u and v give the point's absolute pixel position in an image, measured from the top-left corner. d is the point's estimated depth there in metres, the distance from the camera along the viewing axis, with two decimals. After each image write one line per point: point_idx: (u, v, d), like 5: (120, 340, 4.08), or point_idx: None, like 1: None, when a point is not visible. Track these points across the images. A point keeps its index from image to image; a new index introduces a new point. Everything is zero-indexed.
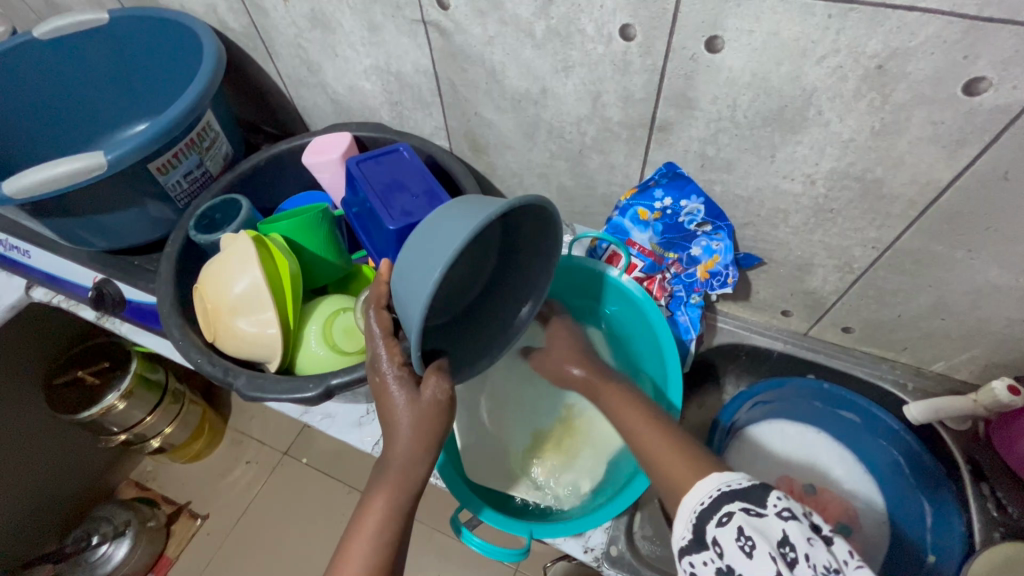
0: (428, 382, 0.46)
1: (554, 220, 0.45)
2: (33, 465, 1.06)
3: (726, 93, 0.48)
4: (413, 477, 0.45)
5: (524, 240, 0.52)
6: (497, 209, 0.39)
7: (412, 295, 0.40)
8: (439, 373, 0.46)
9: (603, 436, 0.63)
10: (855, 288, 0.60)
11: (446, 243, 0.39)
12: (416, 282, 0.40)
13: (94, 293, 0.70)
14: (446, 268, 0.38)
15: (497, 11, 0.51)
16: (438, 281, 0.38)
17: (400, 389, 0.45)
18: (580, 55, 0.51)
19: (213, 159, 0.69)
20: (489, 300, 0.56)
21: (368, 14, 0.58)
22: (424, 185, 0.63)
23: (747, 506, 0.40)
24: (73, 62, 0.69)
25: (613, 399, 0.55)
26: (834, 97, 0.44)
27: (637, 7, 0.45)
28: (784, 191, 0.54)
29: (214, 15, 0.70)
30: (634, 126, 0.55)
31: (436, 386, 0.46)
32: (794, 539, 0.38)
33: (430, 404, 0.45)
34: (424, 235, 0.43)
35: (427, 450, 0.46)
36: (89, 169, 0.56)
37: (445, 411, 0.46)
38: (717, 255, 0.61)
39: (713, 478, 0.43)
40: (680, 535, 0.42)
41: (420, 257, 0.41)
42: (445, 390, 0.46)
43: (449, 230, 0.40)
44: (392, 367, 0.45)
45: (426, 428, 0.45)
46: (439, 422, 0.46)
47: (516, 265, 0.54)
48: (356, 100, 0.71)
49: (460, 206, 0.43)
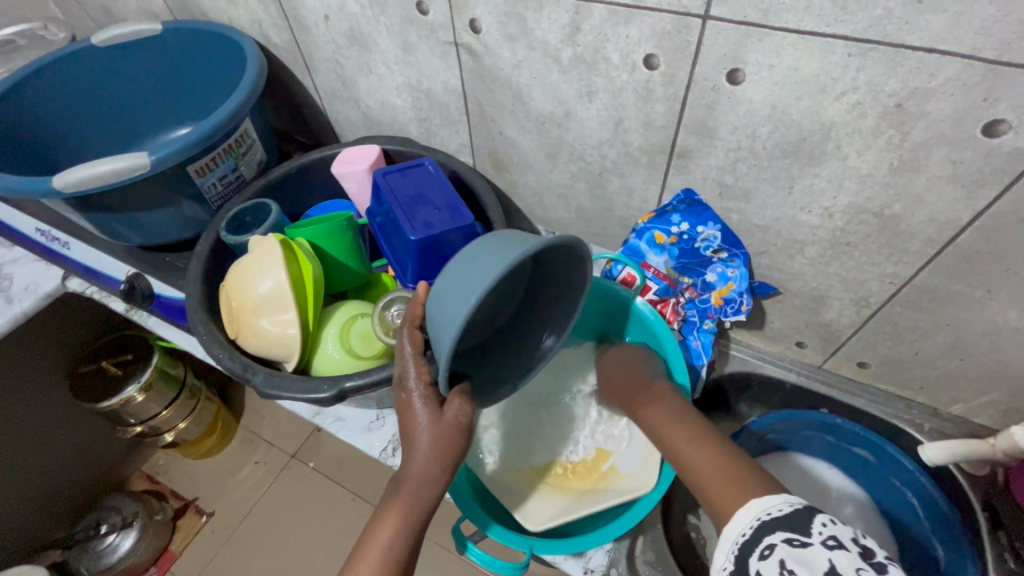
0: (451, 404, 0.47)
1: (584, 258, 0.47)
2: (52, 449, 1.09)
3: (746, 123, 0.49)
4: (426, 496, 0.46)
5: (554, 271, 0.52)
6: (534, 246, 0.41)
7: (446, 318, 0.42)
8: (461, 397, 0.48)
9: (588, 500, 0.59)
10: (871, 323, 0.60)
11: (482, 273, 0.41)
12: (453, 308, 0.42)
13: (126, 286, 0.73)
14: (481, 298, 0.40)
15: (526, 36, 0.53)
16: (473, 308, 0.40)
17: (424, 407, 0.47)
18: (604, 81, 0.53)
19: (248, 164, 0.72)
20: (520, 324, 0.56)
21: (403, 35, 0.61)
22: (447, 200, 0.63)
23: (790, 536, 0.41)
24: (127, 69, 0.74)
25: (653, 416, 0.54)
26: (853, 132, 0.45)
27: (661, 38, 0.47)
28: (801, 222, 0.54)
29: (259, 30, 0.73)
30: (655, 151, 0.56)
31: (459, 409, 0.47)
32: (841, 568, 0.38)
33: (451, 424, 0.47)
34: (462, 262, 0.44)
35: (444, 470, 0.47)
36: (133, 169, 0.59)
37: (464, 434, 0.47)
38: (732, 283, 0.61)
39: (750, 508, 0.43)
40: (722, 566, 0.44)
41: (454, 282, 0.43)
42: (466, 413, 0.47)
43: (486, 260, 0.42)
44: (419, 386, 0.47)
45: (443, 449, 0.46)
46: (458, 444, 0.47)
47: (545, 292, 0.54)
48: (386, 115, 0.74)
49: (499, 239, 0.45)
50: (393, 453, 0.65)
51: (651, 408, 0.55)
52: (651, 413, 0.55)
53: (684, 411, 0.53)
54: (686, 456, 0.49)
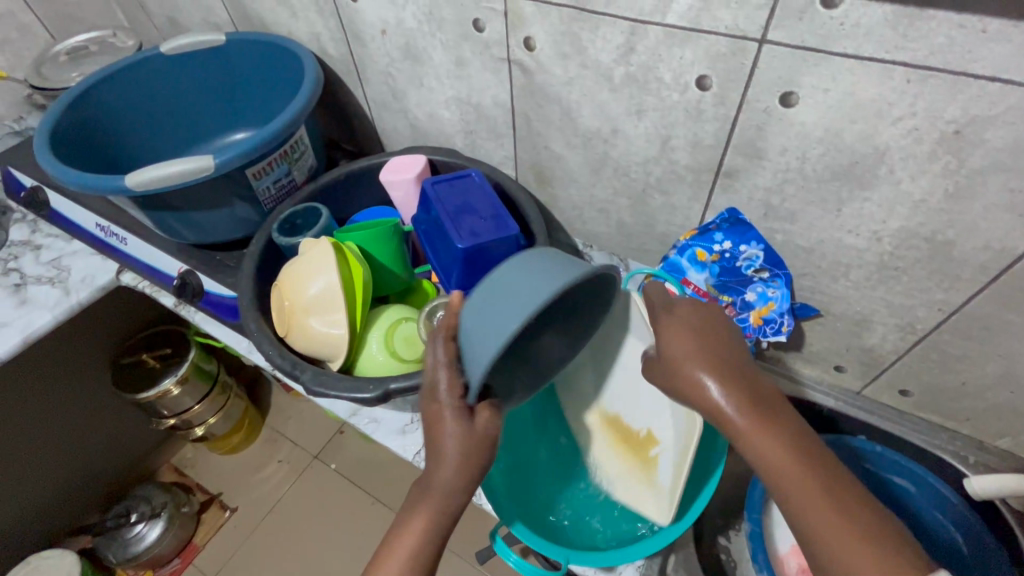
0: (480, 415, 0.48)
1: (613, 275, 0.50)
2: (92, 436, 1.14)
3: (797, 144, 0.49)
4: (451, 505, 0.46)
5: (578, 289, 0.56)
6: (577, 276, 0.45)
7: (484, 332, 0.45)
8: (491, 408, 0.48)
9: (627, 488, 0.58)
10: (916, 351, 0.59)
11: (528, 295, 0.45)
12: (493, 323, 0.45)
13: (178, 282, 0.76)
14: (526, 319, 0.43)
15: (579, 55, 0.55)
16: (518, 329, 0.43)
17: (454, 419, 0.47)
18: (655, 100, 0.54)
19: (300, 169, 0.75)
20: (540, 336, 0.61)
21: (457, 50, 0.63)
22: (492, 210, 0.65)
23: None
24: (192, 76, 0.78)
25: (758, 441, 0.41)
26: (907, 157, 0.45)
27: (716, 60, 0.48)
28: (847, 245, 0.54)
29: (317, 43, 0.77)
30: (701, 170, 0.57)
31: (488, 420, 0.48)
32: None
33: (480, 436, 0.47)
34: (503, 280, 0.48)
35: (469, 480, 0.46)
36: (197, 171, 0.62)
37: (491, 445, 0.47)
38: (773, 302, 0.61)
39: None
40: None
41: (495, 300, 0.47)
42: (495, 425, 0.48)
43: (534, 282, 0.46)
44: (451, 398, 0.47)
45: (470, 459, 0.46)
46: (484, 456, 0.47)
47: (565, 306, 0.59)
48: (434, 127, 0.76)
49: (547, 261, 0.49)
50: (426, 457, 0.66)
51: (757, 432, 0.41)
52: (747, 426, 0.42)
53: (794, 433, 0.41)
54: (798, 497, 0.39)
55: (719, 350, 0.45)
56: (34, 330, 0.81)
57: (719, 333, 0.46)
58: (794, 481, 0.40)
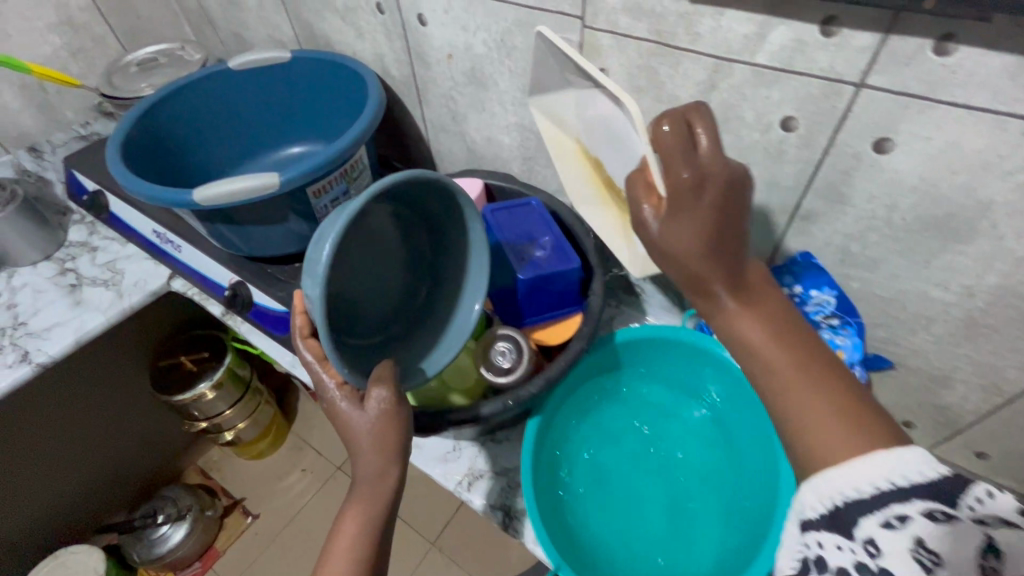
0: (370, 395, 0.48)
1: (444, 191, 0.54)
2: (128, 436, 1.15)
3: (886, 192, 0.47)
4: (382, 490, 0.47)
5: (446, 215, 0.59)
6: (373, 190, 0.47)
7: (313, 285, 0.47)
8: (379, 384, 0.49)
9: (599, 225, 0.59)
10: (1001, 413, 0.55)
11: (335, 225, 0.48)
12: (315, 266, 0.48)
13: (230, 292, 0.77)
14: (334, 241, 0.46)
15: (655, 88, 0.54)
16: (327, 252, 0.46)
17: (346, 404, 0.48)
18: (732, 138, 0.52)
19: (358, 188, 0.75)
20: (436, 304, 0.63)
21: (525, 78, 0.63)
22: (552, 240, 0.66)
23: (931, 508, 0.31)
24: (256, 91, 0.79)
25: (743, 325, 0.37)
26: (1014, 213, 0.42)
27: (805, 101, 0.46)
28: (933, 298, 0.51)
29: (381, 63, 0.78)
30: (775, 212, 0.55)
31: (379, 397, 0.48)
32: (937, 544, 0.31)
33: (376, 414, 0.48)
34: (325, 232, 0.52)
35: (386, 463, 0.47)
36: (266, 187, 0.63)
37: (395, 419, 0.48)
38: (841, 352, 0.56)
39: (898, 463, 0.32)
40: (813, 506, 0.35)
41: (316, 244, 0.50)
42: (388, 399, 0.48)
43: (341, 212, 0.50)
44: (336, 387, 0.49)
45: (382, 440, 0.48)
46: (391, 428, 0.48)
47: (449, 244, 0.62)
48: (491, 151, 0.76)
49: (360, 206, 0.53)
50: (468, 488, 0.63)
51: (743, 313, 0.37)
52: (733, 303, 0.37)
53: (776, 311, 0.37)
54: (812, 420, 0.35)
55: (729, 240, 0.36)
56: (86, 331, 0.82)
57: (734, 217, 0.36)
58: (785, 371, 0.36)
